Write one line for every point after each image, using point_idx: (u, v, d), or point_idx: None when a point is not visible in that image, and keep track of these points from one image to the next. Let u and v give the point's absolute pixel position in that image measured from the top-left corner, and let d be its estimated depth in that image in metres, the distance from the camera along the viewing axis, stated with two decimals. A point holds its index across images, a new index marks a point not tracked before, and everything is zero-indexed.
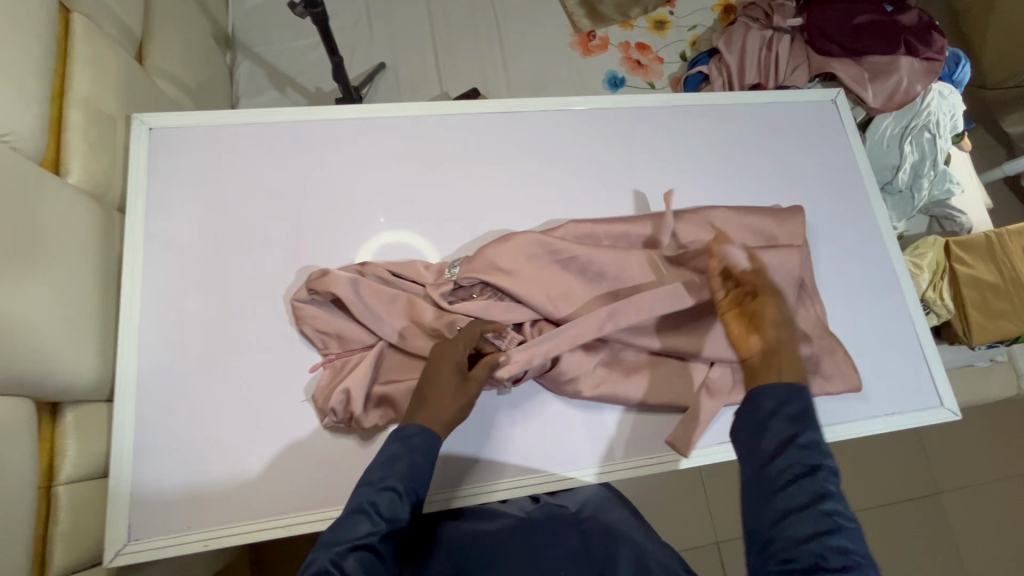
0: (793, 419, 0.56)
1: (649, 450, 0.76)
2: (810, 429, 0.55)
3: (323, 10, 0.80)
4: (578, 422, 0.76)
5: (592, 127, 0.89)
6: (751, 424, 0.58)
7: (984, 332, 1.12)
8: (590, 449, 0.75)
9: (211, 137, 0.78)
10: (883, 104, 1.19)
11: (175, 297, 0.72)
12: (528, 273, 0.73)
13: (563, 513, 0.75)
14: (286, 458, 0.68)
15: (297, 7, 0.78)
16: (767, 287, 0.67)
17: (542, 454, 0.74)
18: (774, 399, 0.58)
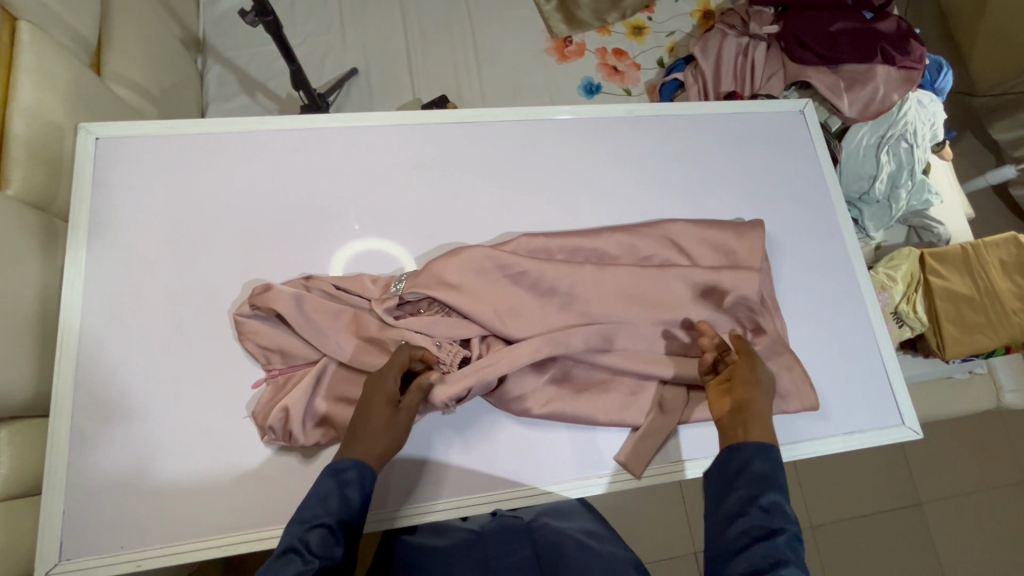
0: (756, 480, 0.59)
1: (601, 468, 0.75)
2: (772, 492, 0.58)
3: (276, 18, 0.79)
4: (529, 443, 0.74)
5: (553, 137, 0.88)
6: (720, 483, 0.61)
7: (959, 346, 1.10)
8: (537, 471, 0.73)
9: (160, 147, 0.77)
10: (859, 113, 1.17)
11: (117, 309, 0.70)
12: (474, 287, 0.73)
13: (517, 523, 0.83)
14: (226, 475, 0.67)
15: (248, 14, 0.76)
16: (743, 349, 0.70)
17: (488, 473, 0.73)
18: (741, 460, 0.61)
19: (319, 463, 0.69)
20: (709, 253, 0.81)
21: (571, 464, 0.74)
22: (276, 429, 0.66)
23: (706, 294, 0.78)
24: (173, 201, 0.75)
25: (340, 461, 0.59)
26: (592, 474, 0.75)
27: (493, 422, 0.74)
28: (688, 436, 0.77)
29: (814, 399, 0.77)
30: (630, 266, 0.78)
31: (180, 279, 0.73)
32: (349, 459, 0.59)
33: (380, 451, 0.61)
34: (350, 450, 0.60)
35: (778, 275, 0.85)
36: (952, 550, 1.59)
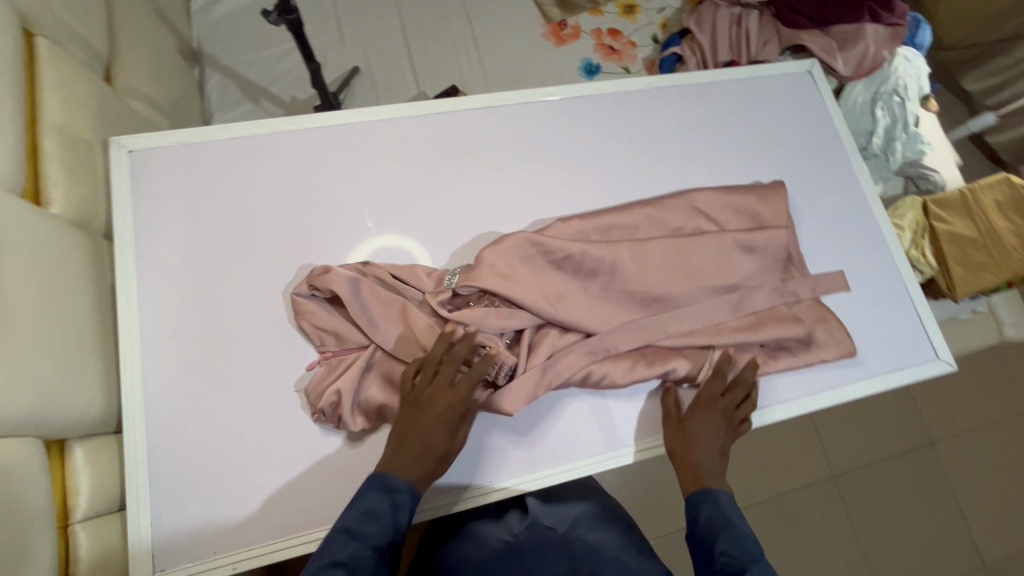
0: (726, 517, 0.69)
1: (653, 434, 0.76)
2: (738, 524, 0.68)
3: (298, 17, 0.78)
4: (565, 421, 0.74)
5: (576, 116, 0.89)
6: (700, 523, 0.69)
7: (967, 285, 1.16)
8: (571, 449, 0.74)
9: (194, 155, 0.76)
10: (854, 72, 1.22)
11: (172, 320, 0.70)
12: (525, 277, 0.73)
13: (549, 535, 0.79)
14: (302, 473, 0.67)
15: (271, 14, 0.76)
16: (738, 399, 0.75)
17: (533, 449, 0.73)
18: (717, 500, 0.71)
19: (365, 449, 0.69)
20: (739, 216, 0.83)
21: (603, 437, 0.75)
22: (326, 412, 0.65)
23: (744, 255, 0.79)
24: (213, 209, 0.75)
25: (392, 479, 0.62)
26: (625, 444, 0.75)
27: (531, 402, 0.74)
28: None
29: (852, 345, 0.80)
30: (667, 236, 0.80)
31: (230, 286, 0.72)
32: (404, 470, 0.63)
33: (426, 468, 0.64)
34: (398, 467, 0.63)
35: (802, 232, 0.88)
36: (966, 484, 1.67)
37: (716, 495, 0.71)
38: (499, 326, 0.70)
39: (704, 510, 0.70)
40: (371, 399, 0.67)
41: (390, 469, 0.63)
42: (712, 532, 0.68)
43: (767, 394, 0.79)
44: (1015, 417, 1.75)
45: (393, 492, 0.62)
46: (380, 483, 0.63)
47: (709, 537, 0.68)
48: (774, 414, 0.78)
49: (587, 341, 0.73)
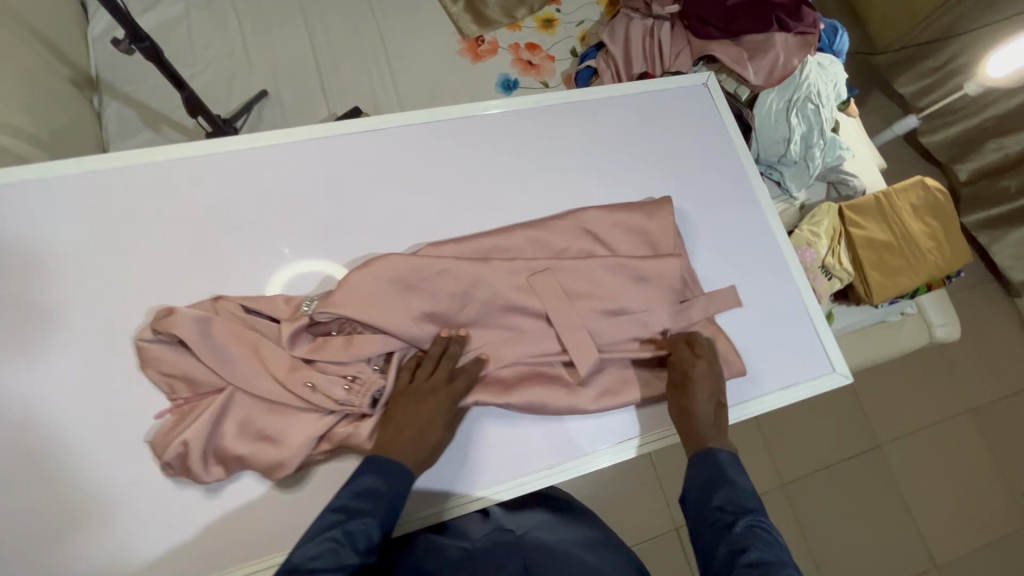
0: (717, 481, 0.67)
1: (552, 458, 0.74)
2: (726, 486, 0.66)
3: (154, 44, 0.76)
4: (504, 448, 0.74)
5: (463, 136, 0.87)
6: (699, 486, 0.68)
7: (883, 290, 1.16)
8: (511, 474, 0.73)
9: (37, 191, 0.71)
10: (765, 80, 1.22)
11: (14, 371, 0.66)
12: (383, 303, 0.69)
13: (505, 538, 0.76)
14: (150, 528, 0.64)
15: (121, 43, 0.73)
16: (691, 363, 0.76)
17: (504, 460, 0.73)
18: (711, 466, 0.69)
19: (225, 500, 0.65)
20: (628, 233, 0.81)
21: (545, 460, 0.74)
22: (173, 464, 0.62)
23: (630, 273, 0.78)
24: (66, 248, 0.71)
25: (390, 462, 0.61)
26: (569, 463, 0.75)
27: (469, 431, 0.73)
28: (631, 415, 0.79)
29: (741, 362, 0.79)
30: (552, 257, 0.78)
31: (83, 329, 0.69)
32: (391, 470, 0.61)
33: (421, 456, 0.64)
34: (395, 451, 0.62)
35: (693, 248, 0.86)
36: (913, 484, 1.67)
37: (717, 453, 0.70)
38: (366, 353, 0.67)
39: (707, 465, 0.69)
40: (223, 448, 0.63)
41: (387, 454, 0.62)
42: (713, 487, 0.66)
43: (658, 417, 0.79)
44: (959, 414, 1.75)
45: (364, 510, 0.58)
46: (349, 500, 0.58)
47: (709, 488, 0.67)
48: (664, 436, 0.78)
49: (458, 376, 0.69)
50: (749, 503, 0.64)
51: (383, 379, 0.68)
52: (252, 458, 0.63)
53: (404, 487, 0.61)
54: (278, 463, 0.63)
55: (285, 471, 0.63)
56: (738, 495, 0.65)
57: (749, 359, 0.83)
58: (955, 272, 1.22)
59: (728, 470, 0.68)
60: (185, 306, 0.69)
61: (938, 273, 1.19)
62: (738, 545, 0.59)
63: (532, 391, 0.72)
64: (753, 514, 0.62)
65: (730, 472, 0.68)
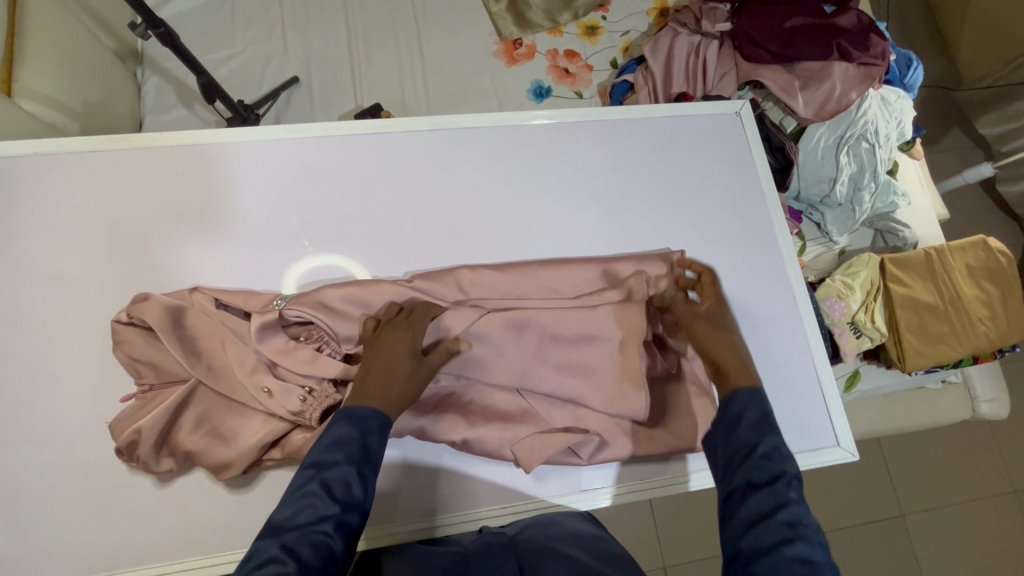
0: (755, 428, 0.58)
1: (557, 491, 0.72)
2: (771, 440, 0.56)
3: (167, 30, 0.86)
4: (448, 476, 0.71)
5: (468, 147, 0.83)
6: (728, 427, 0.59)
7: (919, 357, 1.05)
8: (462, 501, 0.71)
9: (52, 167, 0.75)
10: (815, 113, 1.12)
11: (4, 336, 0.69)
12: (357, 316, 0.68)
13: (497, 541, 0.64)
14: (104, 507, 0.66)
15: (138, 26, 0.83)
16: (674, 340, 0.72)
17: (507, 487, 0.72)
18: (744, 409, 0.59)
19: (173, 491, 0.66)
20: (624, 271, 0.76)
21: (508, 490, 0.72)
22: (125, 450, 0.63)
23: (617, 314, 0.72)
24: (70, 226, 0.74)
25: (355, 407, 0.55)
26: (535, 498, 0.72)
27: (431, 459, 0.71)
28: (618, 468, 0.74)
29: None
30: (539, 286, 0.74)
31: (75, 304, 0.72)
32: (360, 416, 0.54)
33: (396, 396, 0.58)
34: (363, 396, 0.57)
35: None
36: (938, 564, 1.51)
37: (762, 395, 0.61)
38: (324, 366, 0.65)
39: (749, 412, 0.59)
40: (176, 440, 0.64)
41: (358, 400, 0.56)
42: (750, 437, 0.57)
43: (631, 472, 0.74)
44: (1000, 495, 1.58)
45: (336, 459, 0.51)
46: (319, 451, 0.51)
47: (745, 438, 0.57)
48: (651, 488, 0.74)
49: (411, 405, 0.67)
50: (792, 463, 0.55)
51: (340, 396, 0.66)
52: (202, 454, 0.64)
53: (378, 428, 0.55)
54: (225, 464, 0.63)
55: (231, 472, 0.63)
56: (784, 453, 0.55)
57: None
58: (1009, 345, 1.09)
59: (767, 415, 0.59)
60: (163, 293, 0.70)
61: (987, 345, 1.07)
62: (771, 502, 0.51)
63: (492, 427, 0.68)
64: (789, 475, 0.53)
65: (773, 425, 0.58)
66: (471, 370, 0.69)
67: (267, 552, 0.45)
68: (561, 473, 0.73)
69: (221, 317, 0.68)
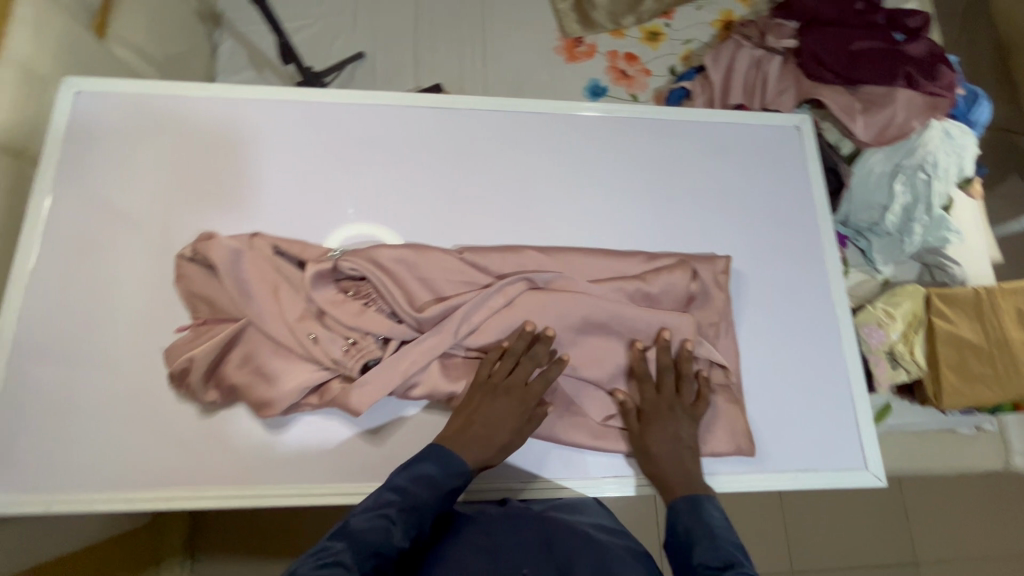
0: (684, 537, 0.61)
1: (559, 472, 0.71)
2: (704, 542, 0.59)
3: None
4: None
5: (525, 132, 0.85)
6: (676, 545, 0.61)
7: (956, 396, 1.03)
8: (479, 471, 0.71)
9: (135, 106, 0.78)
10: (874, 138, 1.10)
11: (69, 260, 0.71)
12: (403, 276, 0.69)
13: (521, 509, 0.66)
14: (142, 432, 0.67)
15: None
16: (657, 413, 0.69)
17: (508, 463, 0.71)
18: (682, 519, 0.62)
19: (215, 422, 0.68)
20: (683, 297, 0.73)
21: (512, 465, 0.71)
22: (178, 377, 0.66)
23: (658, 308, 0.73)
24: (143, 159, 0.77)
25: (456, 455, 0.62)
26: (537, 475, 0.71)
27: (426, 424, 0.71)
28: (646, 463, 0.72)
29: (749, 440, 0.71)
30: (584, 273, 0.74)
31: (132, 237, 0.74)
32: (455, 463, 0.62)
33: (488, 454, 0.64)
34: (461, 445, 0.63)
35: (738, 302, 0.79)
36: None
37: (703, 502, 0.64)
38: (370, 322, 0.68)
39: (683, 517, 0.62)
40: (223, 373, 0.67)
41: (455, 446, 0.63)
42: (689, 543, 0.60)
43: None
44: None
45: (421, 497, 0.58)
46: (405, 483, 0.59)
47: (686, 545, 0.60)
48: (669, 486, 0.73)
49: (444, 370, 0.69)
50: (731, 552, 0.58)
51: (382, 352, 0.68)
52: (247, 389, 0.67)
53: (462, 479, 0.61)
54: (267, 402, 0.66)
55: (271, 410, 0.65)
56: (718, 546, 0.58)
57: (765, 433, 0.74)
58: None
59: (708, 518, 0.62)
60: (226, 235, 0.73)
61: None
62: None
63: None
64: (739, 566, 0.56)
65: (707, 522, 0.61)
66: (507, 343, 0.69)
67: (337, 554, 0.50)
68: (562, 454, 0.72)
69: (277, 261, 0.70)
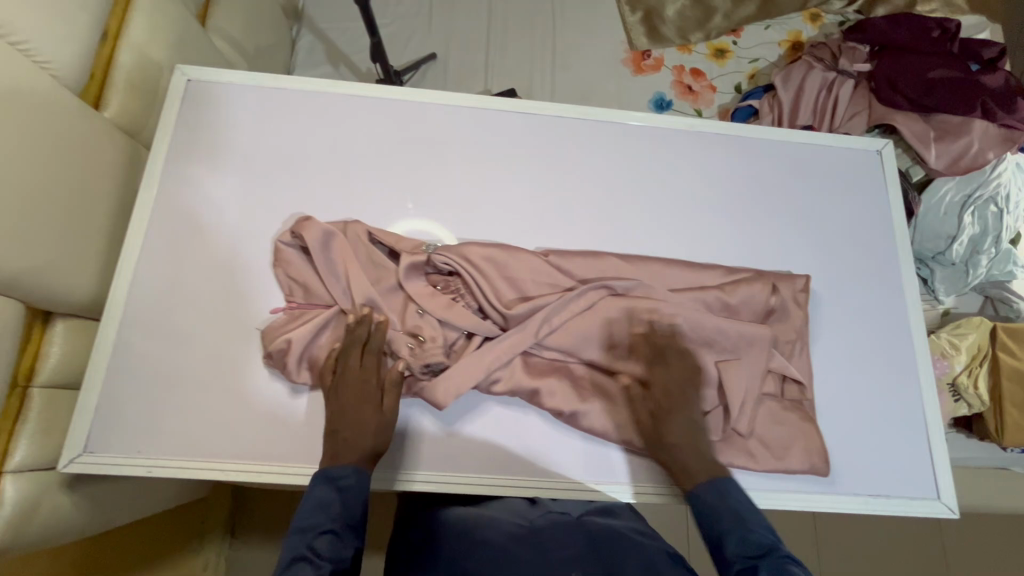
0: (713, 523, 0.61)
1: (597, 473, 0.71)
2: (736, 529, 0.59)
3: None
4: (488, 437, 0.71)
5: (608, 141, 0.86)
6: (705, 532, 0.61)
7: (1018, 434, 1.01)
8: (410, 462, 0.70)
9: (239, 94, 0.82)
10: (946, 166, 1.09)
11: (174, 239, 0.75)
12: (491, 274, 0.71)
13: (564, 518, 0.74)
14: (236, 405, 0.70)
15: None
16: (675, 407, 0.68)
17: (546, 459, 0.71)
18: (706, 507, 0.62)
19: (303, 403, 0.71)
20: (763, 313, 0.74)
21: (550, 461, 0.71)
22: (274, 356, 0.69)
23: (739, 323, 0.73)
24: (245, 145, 0.80)
25: (333, 468, 0.62)
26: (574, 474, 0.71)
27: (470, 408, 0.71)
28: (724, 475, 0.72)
29: (824, 460, 0.71)
30: (665, 284, 0.75)
31: (232, 219, 0.77)
32: (336, 474, 0.62)
33: (369, 450, 0.65)
34: (339, 456, 0.63)
35: (814, 322, 0.79)
36: None
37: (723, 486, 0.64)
38: (454, 316, 0.69)
39: (708, 504, 0.62)
40: (317, 356, 0.70)
41: (332, 461, 0.63)
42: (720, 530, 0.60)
43: None
44: None
45: (322, 524, 0.58)
46: (304, 518, 0.58)
47: (716, 533, 0.60)
48: None
49: (527, 368, 0.70)
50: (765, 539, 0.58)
51: (467, 347, 0.70)
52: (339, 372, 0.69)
53: (357, 487, 0.62)
54: None
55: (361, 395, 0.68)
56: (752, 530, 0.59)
57: (837, 454, 0.74)
58: None
59: (734, 503, 0.62)
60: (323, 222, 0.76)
61: None
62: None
63: (605, 409, 0.70)
64: (775, 552, 0.57)
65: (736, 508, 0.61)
66: (589, 347, 0.70)
67: None
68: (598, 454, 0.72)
69: (370, 250, 0.73)
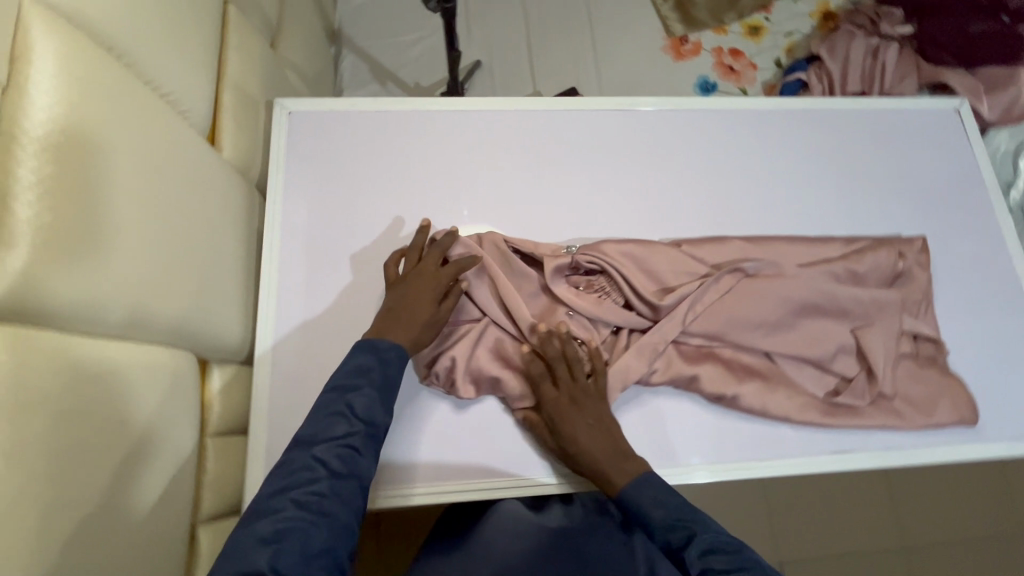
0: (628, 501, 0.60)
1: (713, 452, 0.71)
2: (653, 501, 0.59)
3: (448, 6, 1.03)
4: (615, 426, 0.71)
5: (702, 127, 0.88)
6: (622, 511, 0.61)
7: None
8: (404, 476, 0.68)
9: (341, 122, 0.81)
10: (999, 116, 1.12)
11: (305, 275, 0.74)
12: (631, 270, 0.73)
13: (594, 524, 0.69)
14: (401, 429, 0.69)
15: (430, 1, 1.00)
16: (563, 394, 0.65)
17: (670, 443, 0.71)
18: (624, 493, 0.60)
19: (468, 417, 0.70)
20: (889, 274, 0.77)
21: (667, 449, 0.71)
22: (437, 374, 0.69)
23: (871, 289, 0.75)
24: (356, 171, 0.80)
25: (377, 339, 0.61)
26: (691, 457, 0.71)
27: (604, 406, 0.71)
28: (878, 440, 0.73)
29: (972, 410, 0.74)
30: (793, 260, 0.77)
31: (359, 246, 0.76)
32: (381, 347, 0.60)
33: (413, 337, 0.63)
34: (384, 331, 0.62)
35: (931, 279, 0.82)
36: None
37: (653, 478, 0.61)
38: (608, 312, 0.71)
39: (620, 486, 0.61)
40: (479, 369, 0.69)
41: (378, 334, 0.62)
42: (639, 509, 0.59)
43: None
44: None
45: (359, 384, 0.57)
46: (340, 378, 0.58)
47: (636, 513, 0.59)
48: None
49: (681, 356, 0.72)
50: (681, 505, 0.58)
51: (621, 343, 0.72)
52: (506, 382, 0.69)
53: (398, 363, 0.60)
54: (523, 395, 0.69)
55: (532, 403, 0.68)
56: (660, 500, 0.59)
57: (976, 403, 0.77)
58: None
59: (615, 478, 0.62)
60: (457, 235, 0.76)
61: None
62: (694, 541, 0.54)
63: (760, 388, 0.72)
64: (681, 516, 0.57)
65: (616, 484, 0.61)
66: (739, 329, 0.72)
67: (298, 459, 0.52)
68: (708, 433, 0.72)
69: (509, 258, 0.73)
